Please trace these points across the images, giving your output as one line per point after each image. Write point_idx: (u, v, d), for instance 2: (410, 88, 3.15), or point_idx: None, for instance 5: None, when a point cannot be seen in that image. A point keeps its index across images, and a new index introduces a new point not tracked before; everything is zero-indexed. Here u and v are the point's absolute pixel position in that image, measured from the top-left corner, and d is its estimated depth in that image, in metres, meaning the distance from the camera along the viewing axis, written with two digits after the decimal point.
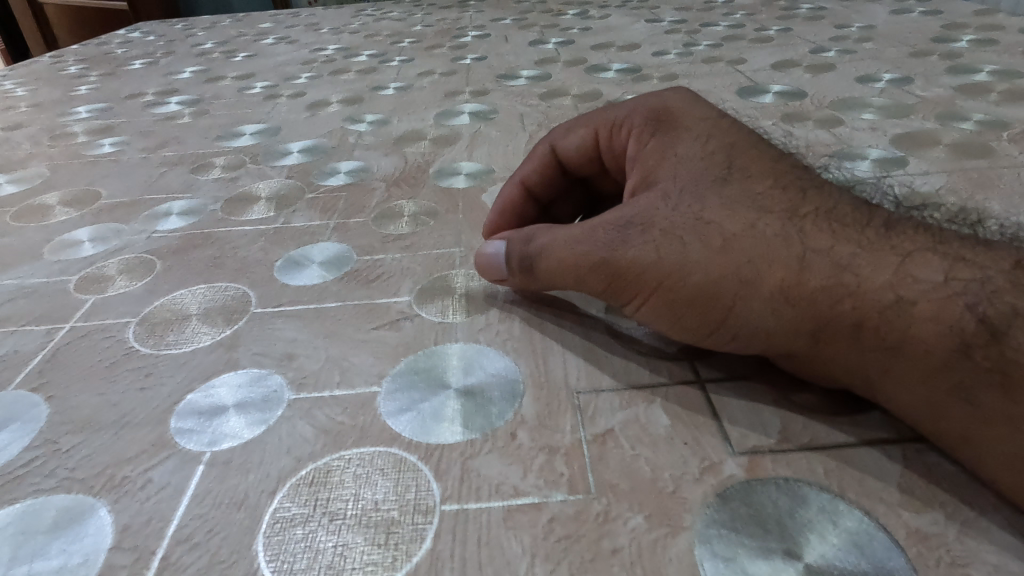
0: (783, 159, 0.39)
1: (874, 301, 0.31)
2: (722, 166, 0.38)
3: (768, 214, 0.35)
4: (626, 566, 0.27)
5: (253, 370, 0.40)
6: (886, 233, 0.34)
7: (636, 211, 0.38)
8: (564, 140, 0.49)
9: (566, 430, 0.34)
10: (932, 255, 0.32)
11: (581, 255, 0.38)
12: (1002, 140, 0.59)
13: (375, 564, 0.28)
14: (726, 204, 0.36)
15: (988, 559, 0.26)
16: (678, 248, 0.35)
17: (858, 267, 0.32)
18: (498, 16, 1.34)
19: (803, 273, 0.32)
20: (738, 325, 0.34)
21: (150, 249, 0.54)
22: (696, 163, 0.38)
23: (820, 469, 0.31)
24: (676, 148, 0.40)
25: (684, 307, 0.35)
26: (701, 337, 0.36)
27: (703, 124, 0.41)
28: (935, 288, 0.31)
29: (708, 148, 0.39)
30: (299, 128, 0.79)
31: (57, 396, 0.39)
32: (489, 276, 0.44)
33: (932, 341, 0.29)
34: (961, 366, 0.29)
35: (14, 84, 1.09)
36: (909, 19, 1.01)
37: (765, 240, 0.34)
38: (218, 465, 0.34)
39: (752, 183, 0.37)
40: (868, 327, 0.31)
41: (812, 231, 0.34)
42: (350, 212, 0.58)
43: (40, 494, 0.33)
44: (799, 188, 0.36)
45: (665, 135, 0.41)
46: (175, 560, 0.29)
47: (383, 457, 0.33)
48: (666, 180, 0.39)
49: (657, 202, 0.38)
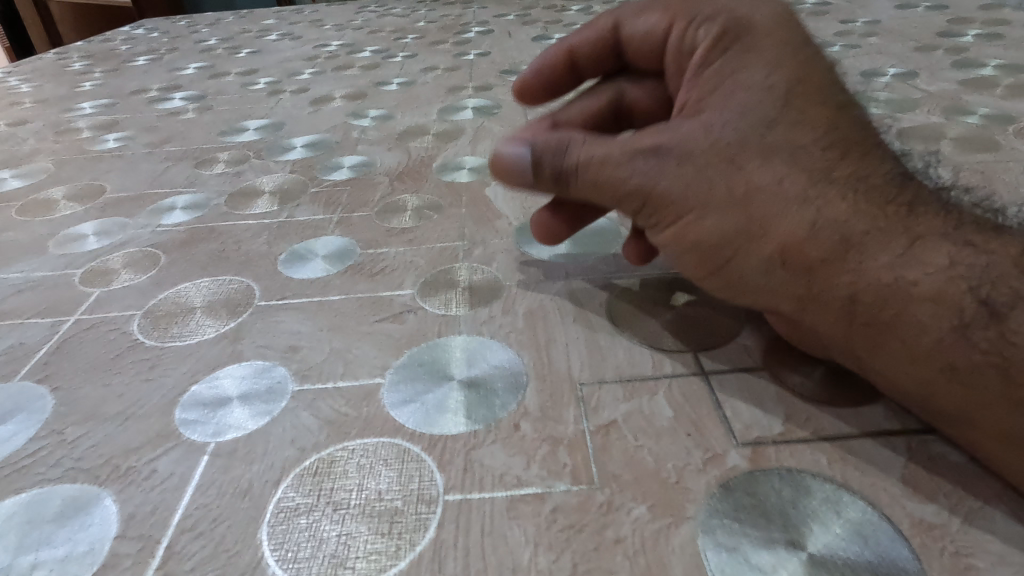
0: (841, 109, 0.35)
1: (871, 281, 0.31)
2: (782, 99, 0.34)
3: (800, 172, 0.33)
4: (628, 555, 0.27)
5: (257, 363, 0.40)
6: (909, 211, 0.32)
7: (674, 138, 0.36)
8: (630, 21, 0.43)
9: (568, 422, 0.34)
10: (942, 239, 0.31)
11: (612, 182, 0.37)
12: (1009, 134, 0.58)
13: (379, 554, 0.28)
14: (765, 152, 0.34)
15: (992, 549, 0.26)
16: (702, 190, 0.35)
17: (865, 246, 0.32)
18: (502, 12, 1.33)
19: (805, 242, 0.33)
20: (734, 274, 0.36)
21: (155, 242, 0.55)
22: (745, 101, 0.35)
23: (824, 460, 0.31)
24: (742, 72, 0.35)
25: (687, 247, 0.37)
26: (700, 276, 0.38)
27: (782, 46, 0.36)
28: (937, 272, 0.30)
29: (773, 78, 0.35)
30: (303, 123, 0.79)
31: (62, 387, 0.39)
32: (506, 178, 0.41)
33: (926, 323, 0.30)
34: (954, 348, 0.29)
35: (20, 80, 1.09)
36: (915, 14, 1.00)
37: (783, 201, 0.33)
38: (222, 456, 0.34)
39: (800, 132, 0.34)
40: (858, 305, 0.31)
41: (834, 199, 0.33)
42: (353, 206, 0.58)
43: (46, 483, 0.33)
44: (844, 147, 0.34)
45: (738, 54, 0.36)
46: (180, 549, 0.29)
47: (387, 448, 0.33)
48: (713, 107, 0.36)
49: (698, 134, 0.35)
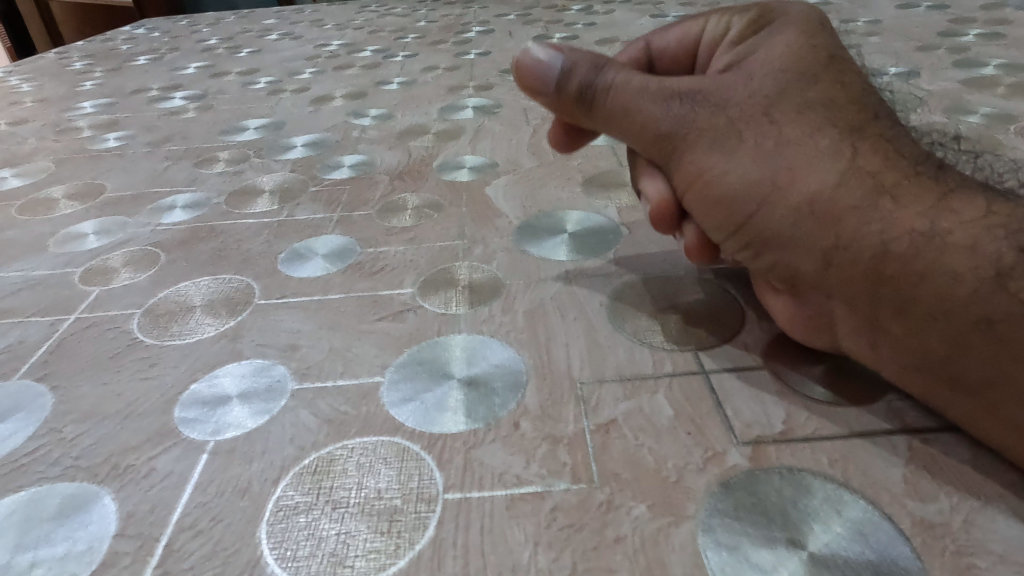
0: (868, 91, 0.38)
1: (906, 228, 0.32)
2: (820, 61, 0.38)
3: (832, 126, 0.36)
4: (628, 555, 0.27)
5: (256, 362, 0.40)
6: (936, 174, 0.34)
7: (716, 89, 0.39)
8: (660, 39, 0.49)
9: (569, 421, 0.34)
10: (974, 196, 0.33)
11: (647, 118, 0.41)
12: (1010, 133, 0.58)
13: (378, 552, 0.28)
14: (798, 107, 0.37)
15: (994, 549, 0.26)
16: (733, 138, 0.38)
17: (900, 194, 0.33)
18: (502, 12, 1.33)
19: (837, 189, 0.34)
20: (757, 230, 0.37)
21: (154, 242, 0.54)
22: (780, 65, 0.38)
23: (825, 459, 0.31)
24: (777, 39, 0.40)
25: (714, 202, 0.39)
26: (723, 237, 0.39)
27: (811, 25, 0.40)
28: (973, 222, 0.31)
29: (812, 41, 0.39)
30: (304, 122, 0.79)
31: (61, 386, 0.39)
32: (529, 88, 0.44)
33: (962, 271, 0.30)
34: (992, 297, 0.29)
35: (20, 80, 1.09)
36: (915, 14, 1.00)
37: (813, 151, 0.35)
38: (221, 455, 0.34)
39: (834, 92, 0.37)
40: (892, 253, 0.32)
41: (866, 150, 0.35)
42: (353, 205, 0.58)
43: (45, 482, 0.33)
44: (873, 113, 0.37)
45: (772, 30, 0.41)
46: (178, 548, 0.29)
47: (386, 447, 0.33)
48: (752, 65, 0.40)
49: (737, 83, 0.39)
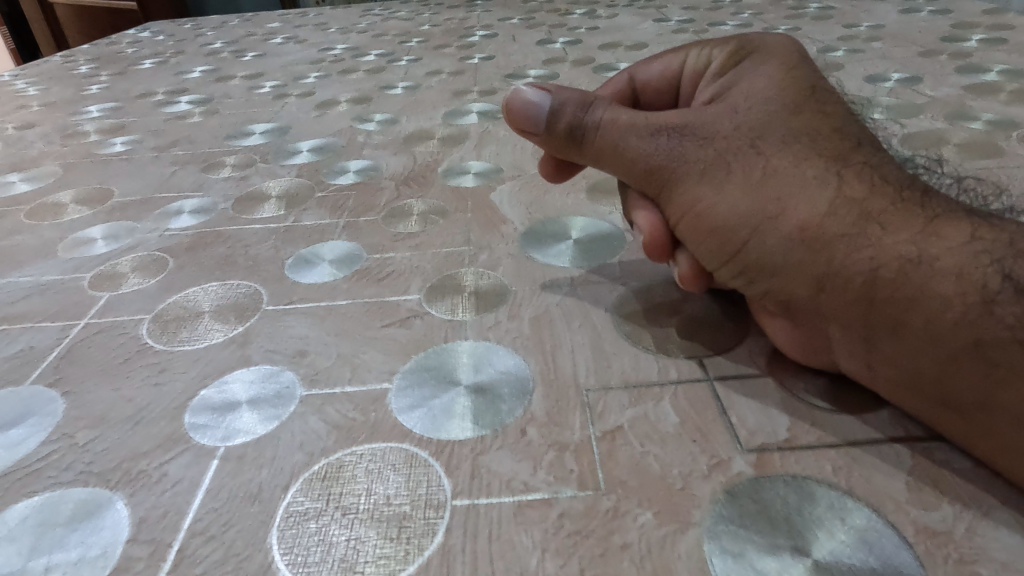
0: (853, 118, 0.40)
1: (893, 256, 0.33)
2: (801, 93, 0.39)
3: (817, 156, 0.37)
4: (635, 561, 0.27)
5: (265, 367, 0.40)
6: (922, 199, 0.35)
7: (703, 121, 0.40)
8: (643, 70, 0.50)
9: (575, 428, 0.34)
10: (958, 221, 0.33)
11: (638, 152, 0.41)
12: (1012, 140, 0.59)
13: (388, 558, 0.29)
14: (784, 138, 0.38)
15: (996, 556, 0.26)
16: (723, 170, 0.38)
17: (886, 222, 0.34)
18: (506, 16, 1.34)
19: (825, 218, 0.35)
20: (750, 260, 0.37)
21: (162, 247, 0.55)
22: (763, 97, 0.39)
23: (828, 467, 0.31)
24: (759, 71, 0.41)
25: (705, 233, 0.39)
26: (715, 266, 0.39)
27: (792, 57, 0.42)
28: (958, 247, 0.32)
29: (792, 74, 0.40)
30: (309, 127, 0.79)
31: (72, 391, 0.40)
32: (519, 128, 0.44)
33: (950, 296, 0.31)
34: (980, 322, 0.30)
35: (26, 83, 1.10)
36: (919, 19, 1.00)
37: (801, 181, 0.36)
38: (232, 460, 0.34)
39: (817, 123, 0.38)
40: (881, 281, 0.32)
41: (852, 178, 0.36)
42: (359, 211, 0.59)
43: (58, 487, 0.34)
44: (857, 141, 0.38)
45: (753, 61, 0.42)
46: (191, 552, 0.30)
47: (395, 453, 0.34)
48: (737, 96, 0.40)
49: (723, 115, 0.40)
